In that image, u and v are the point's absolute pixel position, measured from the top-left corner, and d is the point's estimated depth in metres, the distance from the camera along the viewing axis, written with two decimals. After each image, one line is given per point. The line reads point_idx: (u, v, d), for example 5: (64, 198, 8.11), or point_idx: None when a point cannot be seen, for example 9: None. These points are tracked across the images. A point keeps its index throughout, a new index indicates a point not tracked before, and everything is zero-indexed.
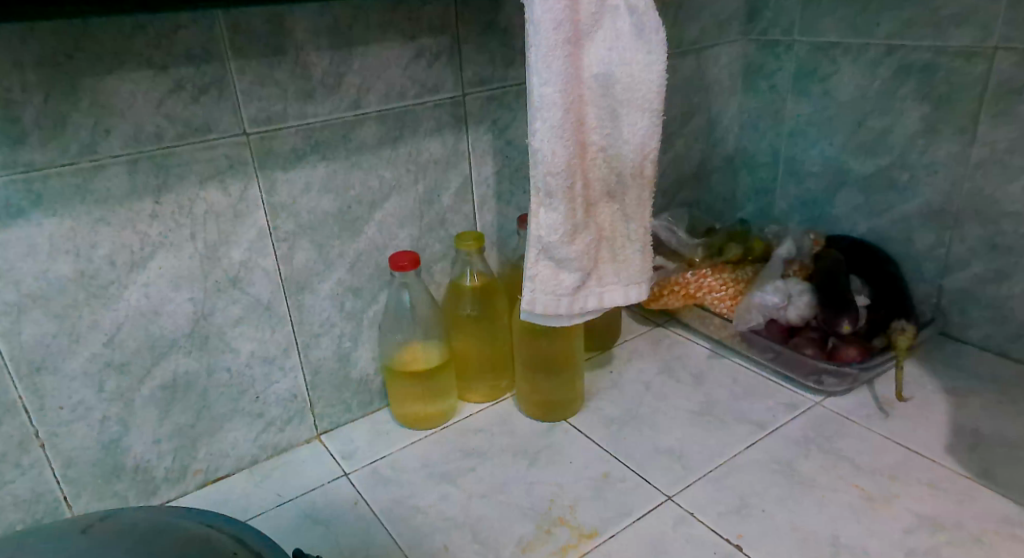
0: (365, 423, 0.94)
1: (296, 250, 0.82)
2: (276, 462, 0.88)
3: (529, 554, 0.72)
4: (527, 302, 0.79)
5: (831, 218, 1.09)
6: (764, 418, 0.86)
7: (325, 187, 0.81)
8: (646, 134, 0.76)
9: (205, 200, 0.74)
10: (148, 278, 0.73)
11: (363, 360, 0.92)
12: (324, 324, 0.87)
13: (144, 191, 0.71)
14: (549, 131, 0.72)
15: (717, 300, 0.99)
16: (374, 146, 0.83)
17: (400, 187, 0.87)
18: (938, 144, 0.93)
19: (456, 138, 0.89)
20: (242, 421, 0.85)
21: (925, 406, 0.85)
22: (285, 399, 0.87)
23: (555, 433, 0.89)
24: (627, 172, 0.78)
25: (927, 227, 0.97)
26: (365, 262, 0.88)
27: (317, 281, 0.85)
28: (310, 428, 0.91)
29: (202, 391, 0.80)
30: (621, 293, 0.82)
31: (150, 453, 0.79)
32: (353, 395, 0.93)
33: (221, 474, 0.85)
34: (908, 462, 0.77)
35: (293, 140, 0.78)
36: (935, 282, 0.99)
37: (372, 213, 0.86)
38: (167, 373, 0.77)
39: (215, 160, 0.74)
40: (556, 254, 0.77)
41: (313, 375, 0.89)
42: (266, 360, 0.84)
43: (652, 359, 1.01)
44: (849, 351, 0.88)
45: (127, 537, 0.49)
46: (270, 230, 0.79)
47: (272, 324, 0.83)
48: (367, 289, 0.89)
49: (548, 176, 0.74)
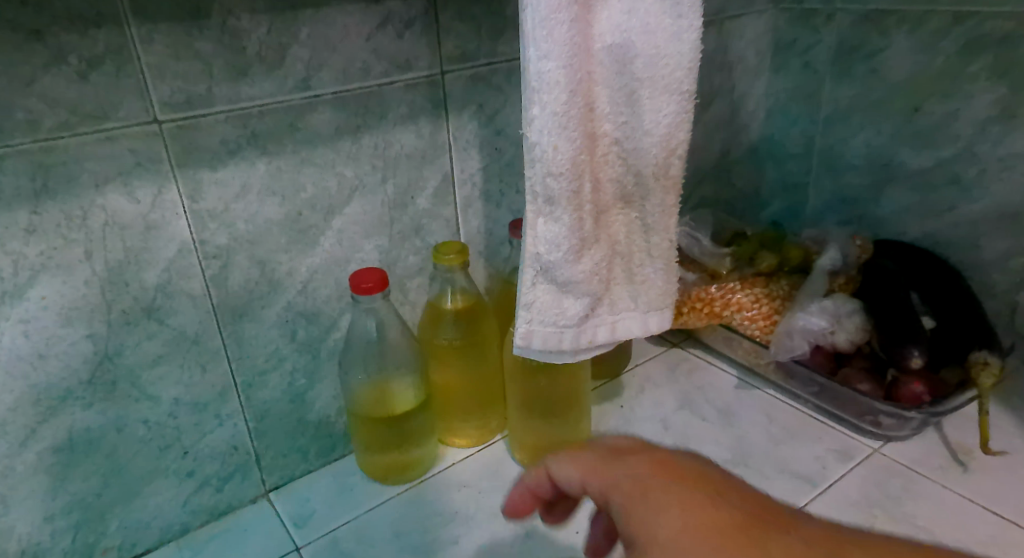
0: (327, 475, 0.78)
1: (231, 269, 0.65)
2: (213, 530, 0.72)
3: None
4: (520, 337, 0.61)
5: (874, 220, 0.93)
6: (813, 472, 0.70)
7: (267, 190, 0.64)
8: (675, 122, 0.59)
9: (104, 208, 0.57)
10: (28, 313, 0.56)
11: (322, 400, 0.76)
12: (270, 359, 0.70)
13: (16, 199, 0.53)
14: (549, 119, 0.55)
15: (747, 320, 0.83)
16: (330, 138, 0.66)
17: (364, 187, 0.70)
18: (1017, 134, 0.77)
19: (434, 128, 0.72)
20: (167, 484, 0.69)
21: (1010, 458, 0.70)
22: (223, 452, 0.71)
23: None
24: (649, 171, 0.60)
25: (999, 233, 0.81)
26: (321, 281, 0.71)
27: (260, 307, 0.68)
28: (256, 484, 0.75)
29: (111, 450, 0.64)
30: (638, 322, 0.65)
31: (41, 532, 0.63)
32: (311, 442, 0.77)
33: (141, 550, 0.69)
34: (1001, 537, 0.62)
35: (223, 130, 0.60)
36: (1006, 298, 0.83)
37: (328, 221, 0.69)
38: (61, 432, 0.61)
39: (116, 156, 0.56)
40: (557, 277, 0.60)
41: (258, 421, 0.72)
42: (196, 408, 0.67)
43: (670, 390, 0.85)
44: (915, 388, 0.72)
45: None
46: (196, 244, 0.62)
47: (203, 363, 0.66)
48: (325, 314, 0.72)
49: (548, 178, 0.56)
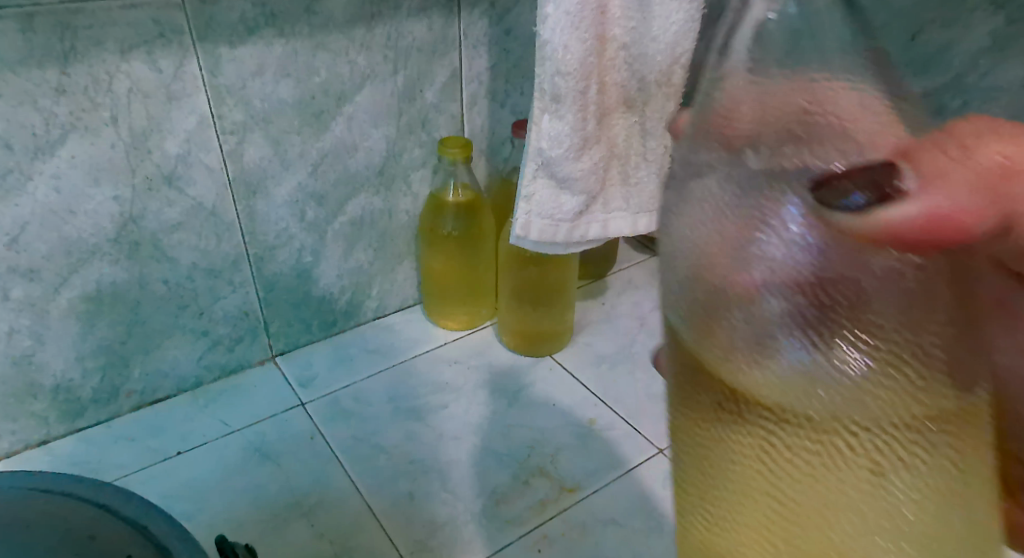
0: (327, 345, 0.84)
1: (247, 144, 0.68)
2: (225, 385, 0.79)
3: (504, 505, 0.65)
4: (519, 226, 0.65)
5: None
6: None
7: (282, 70, 0.66)
8: (682, 31, 0.58)
9: (128, 75, 0.59)
10: (57, 169, 0.60)
11: (326, 277, 0.81)
12: (280, 236, 0.75)
13: (46, 57, 0.56)
14: (563, 17, 0.55)
15: None
16: (344, 24, 0.67)
17: (375, 77, 0.72)
18: None
19: (446, 22, 0.73)
20: (184, 339, 0.75)
21: None
22: (234, 316, 0.77)
23: (540, 370, 0.80)
24: (652, 78, 0.61)
25: None
26: (331, 165, 0.74)
27: (271, 184, 0.71)
28: (264, 348, 0.81)
29: (134, 304, 0.70)
30: (627, 223, 0.68)
31: (72, 371, 0.69)
32: (314, 315, 0.83)
33: (160, 397, 0.76)
34: None
35: (242, 7, 0.62)
36: None
37: (340, 106, 0.71)
38: (90, 283, 0.66)
39: (139, 24, 0.58)
40: (557, 173, 0.62)
41: (267, 291, 0.78)
42: (210, 274, 0.73)
43: (649, 292, 0.90)
44: None
45: None
46: (214, 117, 0.65)
47: (217, 232, 0.71)
48: (332, 197, 0.76)
49: (556, 77, 0.58)
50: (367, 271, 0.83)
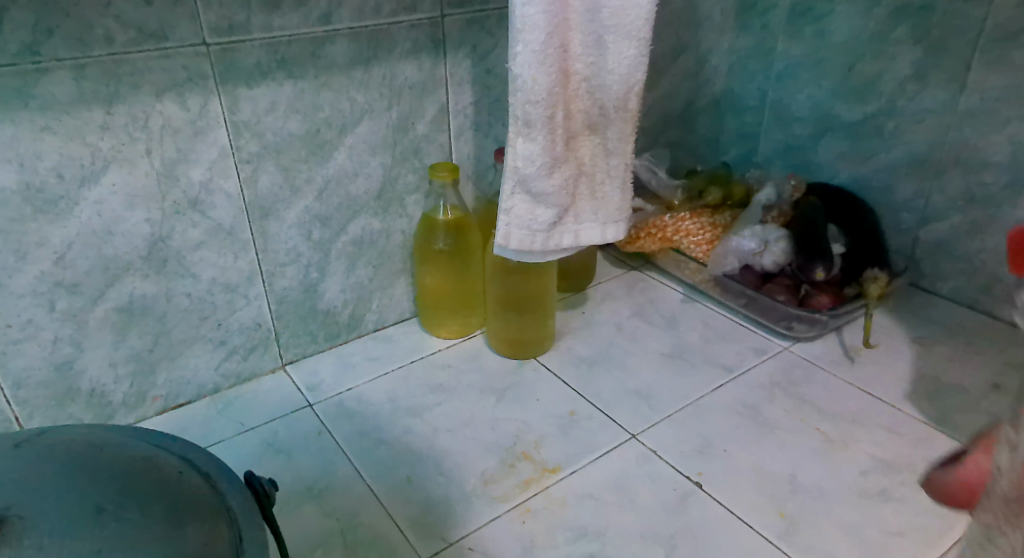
0: (332, 355, 0.92)
1: (261, 172, 0.78)
2: (240, 391, 0.87)
3: (492, 485, 0.71)
4: (501, 237, 0.74)
5: (814, 165, 1.04)
6: (731, 362, 0.86)
7: (292, 107, 0.76)
8: (634, 64, 0.69)
9: (161, 113, 0.69)
10: (100, 195, 0.69)
11: (331, 292, 0.90)
12: (289, 254, 0.84)
13: (94, 100, 0.66)
14: (530, 55, 0.65)
15: (694, 245, 0.97)
16: (345, 67, 0.78)
17: (373, 112, 0.82)
18: (928, 91, 0.88)
19: (434, 63, 0.83)
20: (204, 348, 0.83)
21: (890, 354, 0.85)
22: (248, 327, 0.85)
23: (525, 370, 0.87)
24: (611, 104, 0.71)
25: (910, 175, 0.93)
26: (334, 190, 0.83)
27: (282, 207, 0.81)
28: (275, 357, 0.89)
29: (160, 316, 0.78)
30: (598, 233, 0.77)
31: (106, 377, 0.78)
32: (320, 327, 0.91)
33: (182, 402, 0.84)
34: (868, 409, 0.77)
35: (258, 54, 0.72)
36: (911, 234, 0.95)
37: (342, 138, 0.81)
38: (123, 296, 0.75)
39: (171, 70, 0.68)
40: (532, 189, 0.71)
41: (277, 304, 0.86)
42: (228, 288, 0.82)
43: (626, 302, 0.98)
44: (821, 299, 0.87)
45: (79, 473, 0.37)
46: (233, 149, 0.75)
47: (234, 250, 0.80)
48: (335, 219, 0.85)
49: (527, 105, 0.67)
50: (367, 286, 0.92)
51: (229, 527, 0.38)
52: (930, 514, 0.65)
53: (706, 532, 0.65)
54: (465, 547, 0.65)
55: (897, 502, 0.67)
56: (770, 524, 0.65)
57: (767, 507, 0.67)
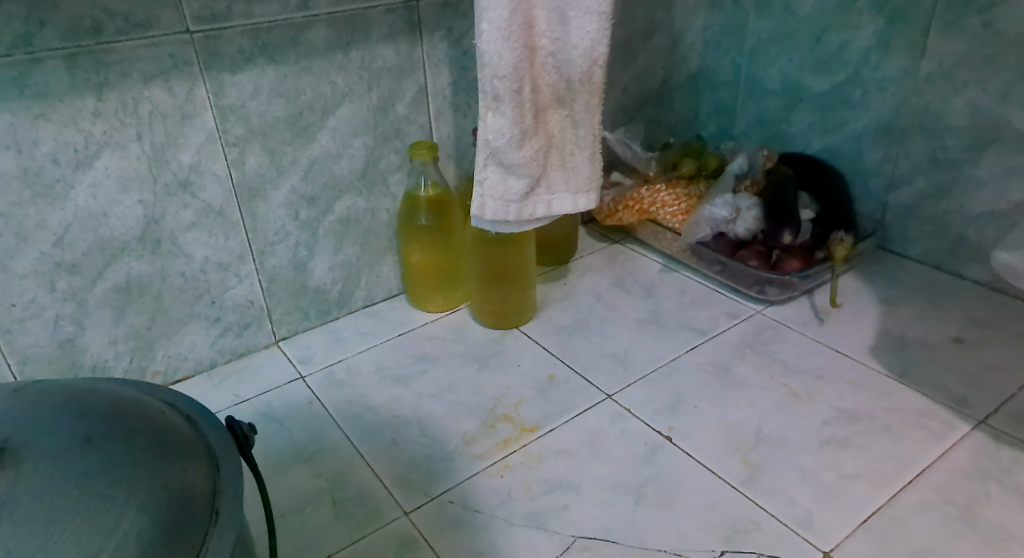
0: (323, 331, 0.96)
1: (247, 155, 0.81)
2: (235, 366, 0.91)
3: (472, 445, 0.75)
4: (476, 208, 0.78)
5: (787, 136, 1.07)
6: (705, 326, 0.89)
7: (274, 91, 0.80)
8: (597, 38, 0.73)
9: (150, 99, 0.73)
10: (94, 179, 0.73)
11: (320, 270, 0.93)
12: (278, 233, 0.88)
13: (85, 88, 0.70)
14: (495, 32, 0.69)
15: (670, 215, 1.00)
16: (324, 51, 0.81)
17: (353, 94, 0.85)
18: (890, 59, 0.91)
19: (410, 46, 0.87)
20: (200, 326, 0.87)
21: (858, 313, 0.88)
22: (241, 305, 0.89)
23: (507, 340, 0.91)
24: (576, 78, 0.75)
25: (877, 142, 0.96)
26: (318, 171, 0.87)
27: (269, 188, 0.85)
28: (268, 334, 0.93)
29: (157, 294, 0.82)
30: (570, 202, 0.81)
31: (107, 353, 0.82)
32: (311, 304, 0.95)
33: (181, 377, 0.88)
34: (835, 363, 0.80)
35: (240, 41, 0.76)
36: (880, 199, 0.98)
37: (324, 121, 0.85)
38: (121, 276, 0.79)
39: (158, 58, 0.72)
40: (503, 161, 0.75)
41: (269, 282, 0.90)
42: (221, 267, 0.85)
43: (606, 274, 1.01)
44: (791, 263, 0.91)
45: (70, 409, 0.41)
46: (220, 133, 0.79)
47: (225, 231, 0.84)
48: (321, 199, 0.89)
49: (495, 80, 0.71)
50: (355, 264, 0.96)
51: (207, 457, 0.42)
52: (888, 460, 0.67)
53: (673, 481, 0.68)
54: (446, 500, 0.68)
55: (856, 449, 0.69)
56: (735, 472, 0.68)
57: (732, 456, 0.70)
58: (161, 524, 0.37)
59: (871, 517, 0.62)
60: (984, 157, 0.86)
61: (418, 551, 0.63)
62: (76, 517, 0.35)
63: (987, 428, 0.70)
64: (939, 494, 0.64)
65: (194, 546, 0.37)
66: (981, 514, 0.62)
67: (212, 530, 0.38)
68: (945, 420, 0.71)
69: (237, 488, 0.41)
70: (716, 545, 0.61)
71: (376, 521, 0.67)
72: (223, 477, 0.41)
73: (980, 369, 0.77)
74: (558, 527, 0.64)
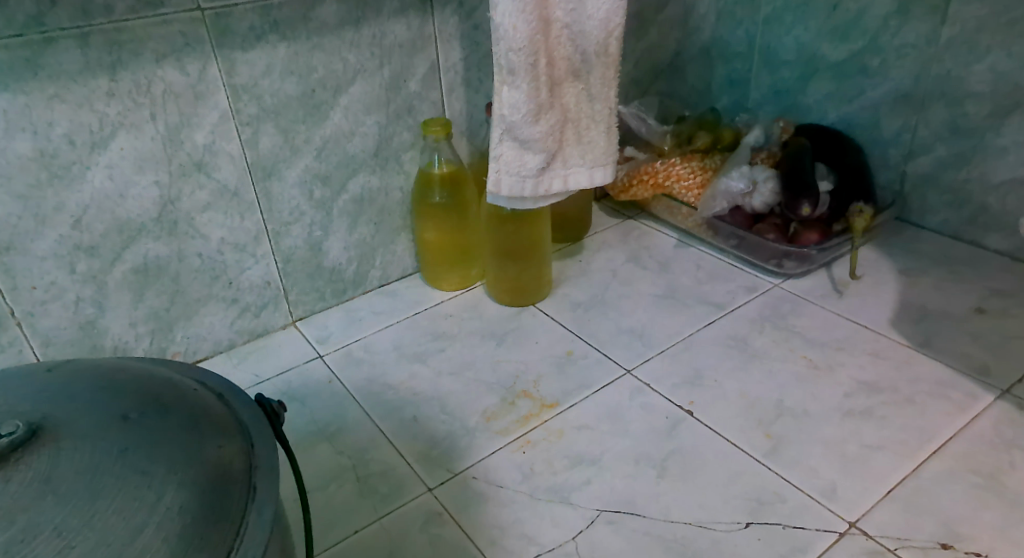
0: (340, 311, 0.96)
1: (261, 134, 0.81)
2: (253, 346, 0.91)
3: (493, 421, 0.75)
4: (492, 184, 0.77)
5: (803, 107, 1.05)
6: (723, 300, 0.89)
7: (287, 69, 0.79)
8: (613, 8, 0.71)
9: (163, 79, 0.73)
10: (110, 160, 0.73)
11: (335, 250, 0.93)
12: (293, 213, 0.88)
13: (98, 68, 0.69)
14: (511, 4, 0.68)
15: (685, 190, 0.99)
16: (336, 27, 0.80)
17: (365, 71, 0.85)
18: (909, 25, 0.89)
19: (422, 21, 0.86)
20: (218, 306, 0.87)
21: (877, 284, 0.88)
22: (258, 285, 0.89)
23: (523, 317, 0.91)
24: (592, 50, 0.74)
25: (895, 112, 0.94)
26: (332, 149, 0.87)
27: (283, 168, 0.84)
28: (285, 314, 0.93)
29: (174, 275, 0.82)
30: (585, 177, 0.80)
31: (127, 335, 0.82)
32: (327, 284, 0.95)
33: (200, 357, 0.89)
34: (855, 335, 0.80)
35: (251, 18, 0.75)
36: (899, 169, 0.97)
37: (336, 99, 0.84)
38: (139, 257, 0.79)
39: (170, 37, 0.71)
40: (519, 135, 0.74)
41: (285, 262, 0.90)
42: (237, 248, 0.85)
43: (621, 250, 1.01)
44: (808, 235, 0.90)
45: (103, 389, 0.41)
46: (233, 113, 0.78)
47: (241, 211, 0.84)
48: (335, 178, 0.88)
49: (511, 53, 0.70)
50: (370, 243, 0.96)
51: (242, 434, 0.42)
52: (912, 431, 0.67)
53: (696, 455, 0.68)
54: (470, 476, 0.69)
55: (879, 420, 0.69)
56: (757, 445, 0.68)
57: (754, 430, 0.70)
58: (202, 500, 0.37)
59: (895, 487, 0.62)
60: (1006, 124, 0.85)
61: (444, 526, 0.64)
62: (119, 493, 0.35)
63: (1011, 397, 0.70)
64: (963, 463, 0.64)
65: (235, 520, 0.37)
66: (1006, 483, 0.62)
67: (251, 505, 0.39)
68: (968, 390, 0.71)
69: (273, 463, 0.41)
70: (741, 517, 0.61)
71: (400, 498, 0.67)
72: (258, 454, 0.42)
73: (1002, 338, 0.77)
74: (582, 501, 0.65)
